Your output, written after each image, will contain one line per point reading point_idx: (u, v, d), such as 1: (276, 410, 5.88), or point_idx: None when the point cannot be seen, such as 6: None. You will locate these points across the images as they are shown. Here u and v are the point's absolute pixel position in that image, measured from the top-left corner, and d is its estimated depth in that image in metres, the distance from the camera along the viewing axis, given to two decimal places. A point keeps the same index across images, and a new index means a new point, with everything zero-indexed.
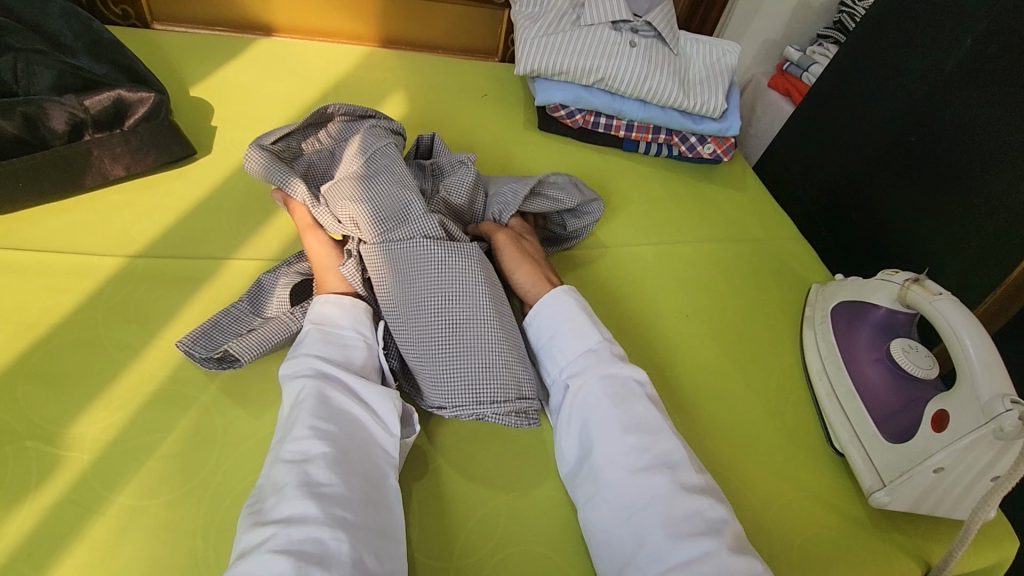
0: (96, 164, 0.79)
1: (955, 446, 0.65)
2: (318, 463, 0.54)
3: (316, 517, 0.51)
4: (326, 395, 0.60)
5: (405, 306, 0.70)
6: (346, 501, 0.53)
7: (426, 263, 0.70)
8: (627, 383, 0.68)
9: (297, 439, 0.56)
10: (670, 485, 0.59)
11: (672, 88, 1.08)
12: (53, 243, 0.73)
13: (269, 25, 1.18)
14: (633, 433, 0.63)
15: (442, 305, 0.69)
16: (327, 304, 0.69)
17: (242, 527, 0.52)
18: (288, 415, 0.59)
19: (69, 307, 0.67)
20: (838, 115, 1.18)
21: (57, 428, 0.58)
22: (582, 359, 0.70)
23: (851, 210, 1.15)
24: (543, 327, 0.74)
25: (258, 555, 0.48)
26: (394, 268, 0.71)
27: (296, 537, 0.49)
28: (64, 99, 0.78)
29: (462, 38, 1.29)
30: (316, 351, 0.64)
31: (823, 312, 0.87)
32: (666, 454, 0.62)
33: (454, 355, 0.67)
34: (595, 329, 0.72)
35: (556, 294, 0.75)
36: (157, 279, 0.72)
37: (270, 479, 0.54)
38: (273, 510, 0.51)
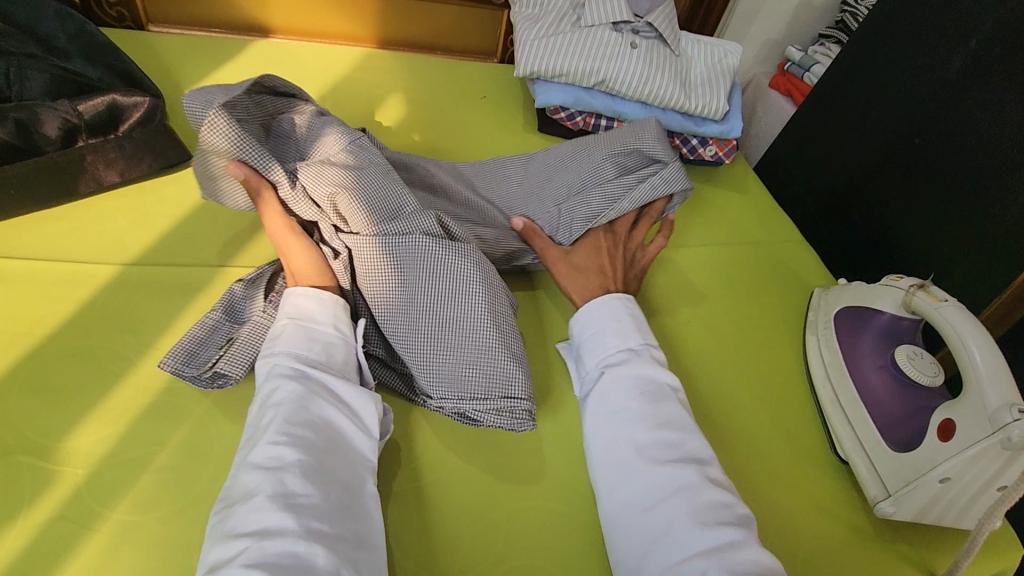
0: (91, 170, 0.78)
1: (962, 456, 0.64)
2: (291, 472, 0.52)
3: (292, 531, 0.49)
4: (302, 398, 0.58)
5: (396, 300, 0.69)
6: (322, 513, 0.52)
7: (418, 256, 0.70)
8: (661, 387, 0.66)
9: (269, 445, 0.54)
10: (698, 478, 0.58)
11: (674, 90, 1.06)
12: (48, 251, 0.72)
13: (266, 27, 1.17)
14: (664, 430, 0.62)
15: (436, 299, 0.69)
16: (303, 299, 0.66)
17: (210, 539, 0.50)
18: (258, 417, 0.57)
19: (63, 316, 0.67)
20: (841, 117, 1.17)
21: (51, 441, 0.57)
22: (618, 356, 0.69)
23: (855, 212, 1.14)
24: (586, 325, 0.73)
25: (228, 569, 0.46)
26: (383, 262, 0.70)
27: (269, 550, 0.47)
28: (58, 104, 0.77)
29: (461, 39, 1.28)
30: (293, 351, 0.62)
31: (826, 317, 0.86)
32: (694, 452, 0.61)
33: (440, 352, 0.67)
34: (637, 333, 0.71)
35: (608, 300, 0.73)
36: (153, 286, 0.71)
37: (239, 487, 0.52)
38: (242, 522, 0.49)
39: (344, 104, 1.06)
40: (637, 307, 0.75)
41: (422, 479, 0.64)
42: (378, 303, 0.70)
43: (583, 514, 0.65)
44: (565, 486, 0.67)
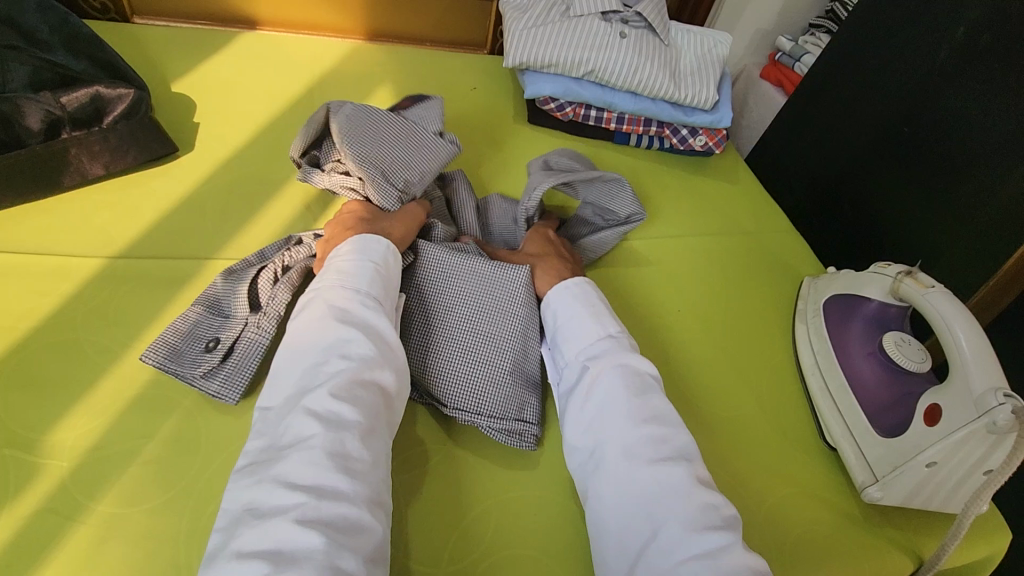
0: (75, 163, 0.77)
1: (949, 440, 0.65)
2: (351, 428, 0.53)
3: (347, 495, 0.50)
4: (376, 347, 0.60)
5: (443, 310, 0.74)
6: (372, 479, 0.52)
7: (469, 273, 0.75)
8: (645, 378, 0.66)
9: (336, 393, 0.55)
10: (688, 477, 0.58)
11: (663, 80, 1.06)
12: (31, 245, 0.71)
13: (253, 19, 1.16)
14: (652, 424, 0.61)
15: (476, 317, 0.73)
16: (384, 250, 0.69)
17: (257, 480, 0.50)
18: (327, 355, 0.58)
19: (48, 309, 0.66)
20: (831, 107, 1.17)
21: (36, 435, 0.57)
22: (598, 345, 0.69)
23: (845, 201, 1.15)
24: (559, 311, 0.74)
25: (281, 522, 0.46)
26: (435, 270, 0.76)
27: (324, 509, 0.48)
28: (40, 96, 0.76)
29: (450, 30, 1.27)
30: (366, 299, 0.63)
31: (815, 305, 0.87)
32: (683, 447, 0.61)
33: (471, 365, 0.70)
34: (610, 321, 0.72)
35: (568, 285, 0.75)
36: (139, 279, 0.71)
37: (298, 429, 0.52)
38: (303, 472, 0.50)
39: (333, 96, 1.05)
40: (602, 294, 0.76)
41: (412, 467, 0.64)
42: (417, 308, 0.74)
43: (574, 503, 0.65)
44: (554, 474, 0.67)
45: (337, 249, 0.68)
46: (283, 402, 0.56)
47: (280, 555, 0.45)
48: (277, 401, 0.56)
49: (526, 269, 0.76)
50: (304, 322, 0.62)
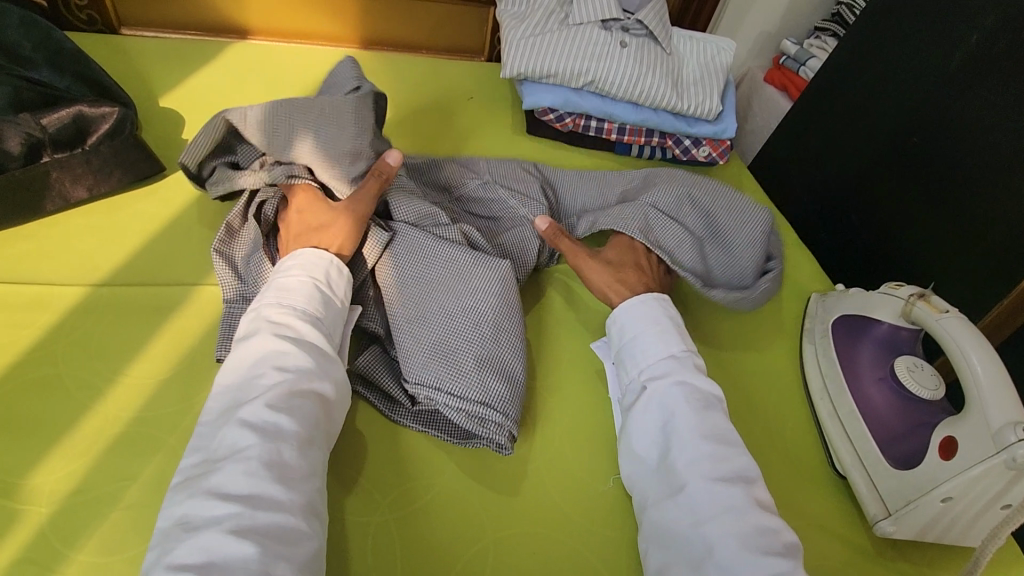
0: (57, 186, 0.74)
1: (964, 476, 0.62)
2: (289, 439, 0.54)
3: (284, 503, 0.50)
4: (312, 359, 0.60)
5: (419, 294, 0.72)
6: (308, 488, 0.53)
7: (442, 252, 0.73)
8: (708, 397, 0.66)
9: (271, 404, 0.55)
10: (746, 497, 0.57)
11: (665, 90, 1.03)
12: (13, 273, 0.69)
13: (244, 28, 1.13)
14: (714, 443, 0.61)
15: (449, 298, 0.71)
16: (326, 263, 0.67)
17: (188, 493, 0.50)
18: (263, 368, 0.58)
19: (28, 343, 0.64)
20: (839, 115, 1.14)
21: (14, 478, 0.55)
22: (663, 363, 0.68)
23: (851, 212, 1.12)
24: (626, 327, 0.72)
25: (213, 533, 0.47)
26: (409, 251, 0.74)
27: (259, 518, 0.48)
28: (19, 118, 0.72)
29: (446, 37, 1.24)
30: (303, 312, 0.63)
31: (823, 324, 0.84)
32: (742, 469, 0.60)
33: (438, 345, 0.68)
34: (682, 338, 0.71)
35: (648, 300, 0.74)
36: (123, 308, 0.69)
37: (230, 439, 0.52)
38: (235, 481, 0.50)
39: None
40: (677, 313, 0.75)
41: (407, 504, 0.62)
42: (391, 288, 0.73)
43: (577, 539, 0.63)
44: (552, 507, 0.65)
45: (280, 265, 0.67)
46: (216, 412, 0.56)
47: (212, 567, 0.45)
48: (210, 411, 0.56)
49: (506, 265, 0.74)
50: (244, 338, 0.61)
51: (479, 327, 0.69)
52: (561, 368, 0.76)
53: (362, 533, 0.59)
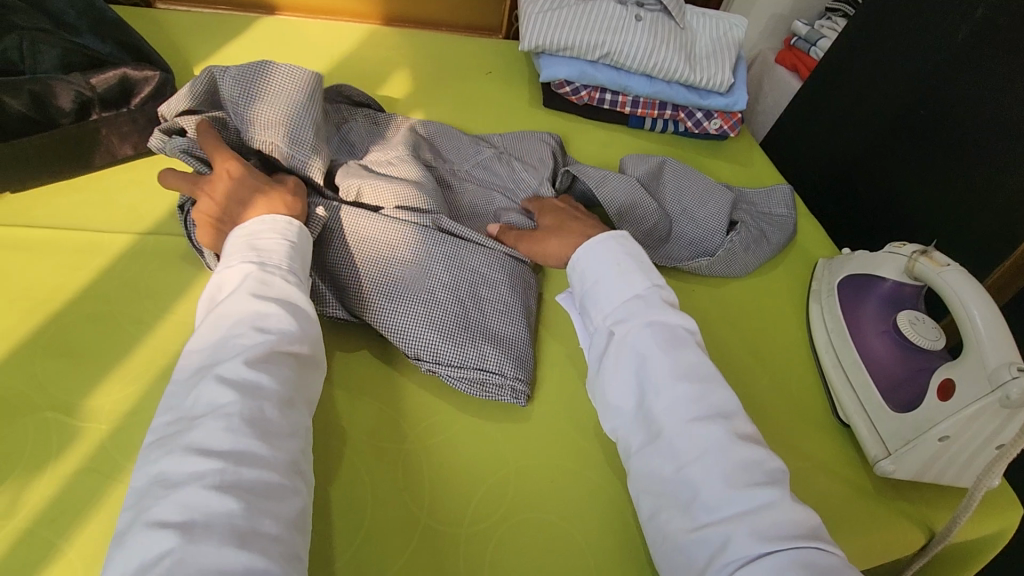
0: (105, 143, 0.78)
1: (960, 415, 0.66)
2: (268, 397, 0.55)
3: (268, 460, 0.51)
4: (293, 324, 0.61)
5: (395, 256, 0.73)
6: (288, 448, 0.54)
7: (408, 227, 0.75)
8: (676, 331, 0.67)
9: (250, 362, 0.55)
10: (725, 433, 0.59)
11: (679, 63, 1.06)
12: (65, 221, 0.74)
13: (272, 4, 1.18)
14: (690, 382, 0.62)
15: (425, 269, 0.73)
16: (298, 231, 0.68)
17: (166, 449, 0.50)
18: (242, 327, 0.58)
19: (82, 284, 0.68)
20: (848, 90, 1.17)
21: (75, 399, 0.59)
22: (626, 305, 0.69)
23: (859, 184, 1.15)
24: (586, 272, 0.73)
25: (194, 489, 0.47)
26: (371, 226, 0.74)
27: (242, 473, 0.49)
28: (71, 77, 0.77)
29: (466, 15, 1.28)
30: (280, 276, 0.63)
31: (829, 285, 0.88)
32: (720, 406, 0.61)
33: (428, 314, 0.70)
34: (642, 273, 0.71)
35: (605, 239, 0.74)
36: (168, 255, 0.73)
37: (207, 397, 0.53)
38: (214, 438, 0.50)
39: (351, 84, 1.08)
40: (636, 245, 0.76)
41: (434, 435, 0.66)
42: (358, 265, 0.72)
43: (594, 472, 0.67)
44: (567, 444, 0.68)
45: (244, 227, 0.66)
46: (191, 373, 0.56)
47: (193, 522, 0.45)
48: (185, 370, 0.56)
49: (486, 253, 0.77)
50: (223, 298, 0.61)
51: (473, 303, 0.73)
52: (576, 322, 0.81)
53: (392, 458, 0.64)
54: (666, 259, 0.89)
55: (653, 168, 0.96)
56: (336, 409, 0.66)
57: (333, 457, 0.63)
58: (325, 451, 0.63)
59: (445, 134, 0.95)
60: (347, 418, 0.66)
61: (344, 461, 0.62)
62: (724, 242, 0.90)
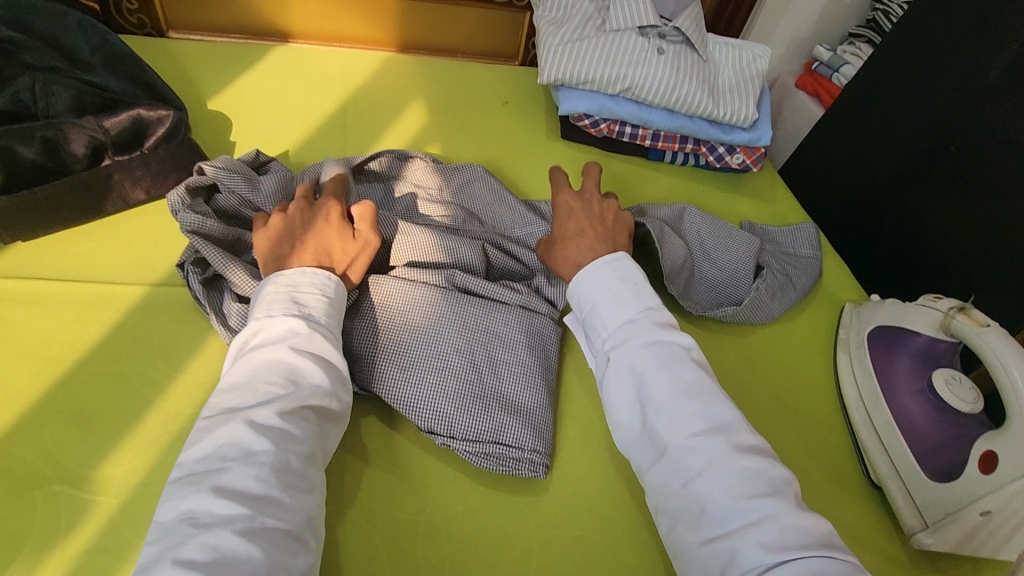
0: (118, 188, 0.76)
1: (1004, 490, 0.63)
2: (298, 449, 0.55)
3: (289, 512, 0.52)
4: (325, 377, 0.60)
5: (410, 319, 0.71)
6: (308, 497, 0.54)
7: (428, 290, 0.74)
8: (673, 348, 0.66)
9: (284, 413, 0.56)
10: (724, 446, 0.59)
11: (702, 97, 1.03)
12: (76, 272, 0.72)
13: (286, 31, 1.16)
14: (687, 398, 0.62)
15: (444, 335, 0.71)
16: (335, 284, 0.67)
17: (192, 486, 0.50)
18: (277, 375, 0.58)
19: (93, 341, 0.66)
20: (874, 124, 1.14)
21: (85, 471, 0.57)
22: (621, 329, 0.69)
23: (884, 221, 1.12)
24: (583, 294, 0.73)
25: (224, 533, 0.47)
26: (393, 291, 0.73)
27: (268, 521, 0.50)
28: (84, 121, 0.74)
29: (482, 41, 1.26)
30: (310, 324, 0.63)
31: (858, 335, 0.86)
32: (718, 418, 0.61)
33: (445, 382, 0.67)
34: (636, 297, 0.70)
35: (603, 261, 0.74)
36: (181, 308, 0.72)
37: (238, 441, 0.53)
38: (247, 483, 0.51)
39: (366, 115, 1.06)
40: (632, 264, 0.74)
41: (453, 503, 0.64)
42: (373, 330, 0.70)
43: (619, 543, 0.64)
44: (591, 510, 0.66)
45: (286, 273, 0.65)
46: (219, 411, 0.56)
47: (219, 564, 0.46)
48: (212, 409, 0.56)
49: (516, 318, 0.75)
50: (257, 343, 0.60)
51: (499, 373, 0.70)
52: None
53: (412, 526, 0.61)
54: (694, 306, 0.86)
55: (677, 216, 0.93)
56: (353, 476, 0.64)
57: (349, 526, 0.61)
58: (342, 522, 0.61)
59: (477, 183, 0.93)
60: (365, 485, 0.64)
61: (362, 530, 0.61)
62: (751, 290, 0.88)
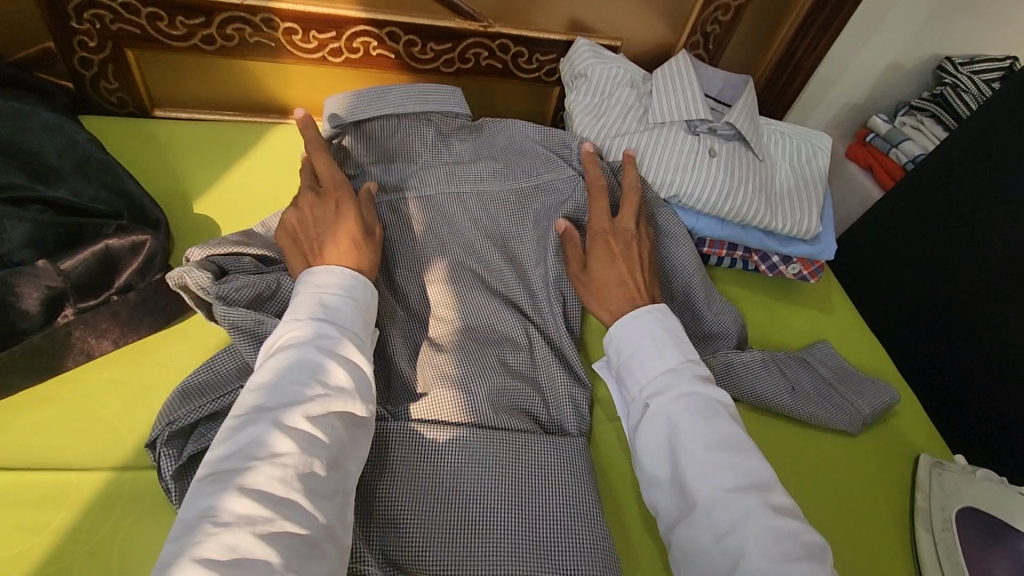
0: (80, 343, 0.66)
1: None
2: (322, 454, 0.53)
3: (311, 518, 0.50)
4: (353, 379, 0.58)
5: (446, 477, 0.67)
6: (330, 503, 0.52)
7: (465, 442, 0.69)
8: (711, 403, 0.63)
9: (311, 416, 0.54)
10: (761, 504, 0.55)
11: (759, 205, 0.90)
12: (25, 455, 0.61)
13: (286, 107, 1.03)
14: (721, 452, 0.59)
15: (483, 494, 0.66)
16: (361, 286, 0.66)
17: (216, 485, 0.49)
18: (306, 375, 0.56)
19: (40, 557, 0.55)
20: (945, 226, 1.02)
21: None
22: (661, 376, 0.66)
23: (956, 333, 0.99)
24: (622, 344, 0.71)
25: (243, 534, 0.46)
26: (426, 445, 0.68)
27: (287, 527, 0.48)
28: (38, 268, 0.65)
29: (505, 113, 1.13)
30: (340, 322, 0.61)
31: (943, 511, 0.75)
32: (755, 474, 0.58)
33: (489, 549, 0.63)
34: (680, 349, 0.68)
35: (644, 314, 0.71)
36: (151, 500, 0.60)
37: (264, 442, 0.51)
38: (270, 486, 0.49)
39: None
40: (675, 319, 0.72)
41: None
42: (410, 493, 0.65)
43: None
44: None
45: (318, 277, 0.64)
46: (247, 410, 0.54)
47: (239, 566, 0.45)
48: (240, 406, 0.54)
49: (558, 480, 0.69)
50: (287, 341, 0.59)
51: (544, 541, 0.64)
52: (641, 562, 0.69)
53: None
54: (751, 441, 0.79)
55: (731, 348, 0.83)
56: None
57: None
58: None
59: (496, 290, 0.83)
60: None
61: None
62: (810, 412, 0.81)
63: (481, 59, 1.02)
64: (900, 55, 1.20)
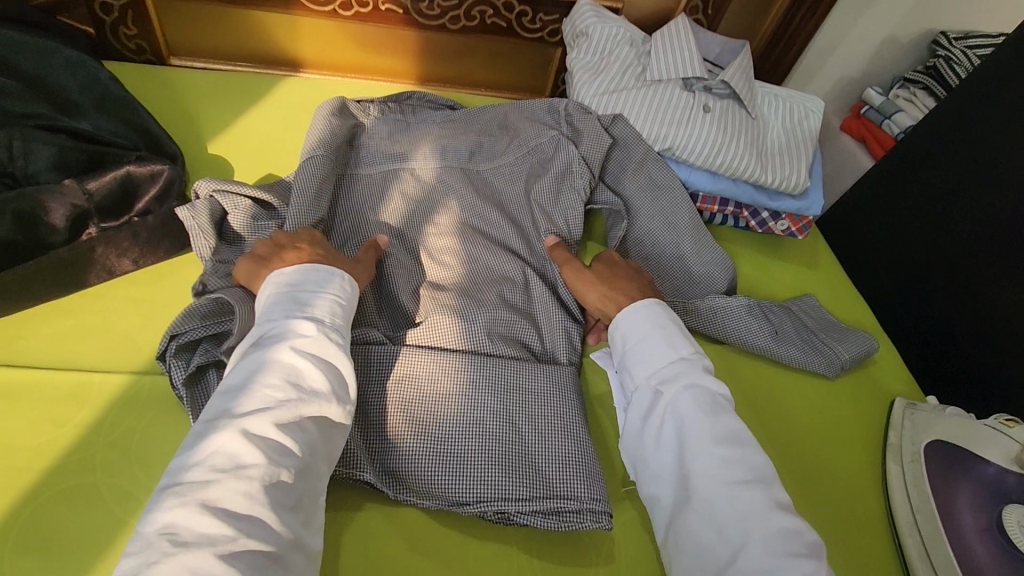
0: (102, 260, 0.70)
1: None
2: (291, 463, 0.51)
3: (274, 531, 0.48)
4: (327, 382, 0.57)
5: (439, 396, 0.70)
6: (294, 515, 0.50)
7: (460, 365, 0.73)
8: (716, 398, 0.65)
9: (280, 424, 0.52)
10: (766, 500, 0.57)
11: (750, 160, 0.94)
12: (50, 357, 0.65)
13: (297, 61, 1.07)
14: (725, 446, 0.60)
15: (473, 415, 0.70)
16: (339, 280, 0.66)
17: (174, 499, 0.46)
18: (278, 379, 0.55)
19: (64, 445, 0.59)
20: (930, 190, 1.05)
21: None
22: (671, 367, 0.68)
23: (939, 294, 1.03)
24: (629, 333, 0.72)
25: (204, 555, 0.43)
26: (421, 365, 0.72)
27: (251, 543, 0.46)
28: (64, 188, 0.69)
29: (509, 75, 1.17)
30: (315, 322, 0.61)
31: (913, 447, 0.79)
32: (759, 470, 0.60)
33: (479, 468, 0.66)
34: (687, 341, 0.71)
35: (645, 305, 0.75)
36: (165, 403, 0.64)
37: (228, 450, 0.49)
38: (233, 501, 0.47)
39: None
40: (677, 316, 0.75)
41: None
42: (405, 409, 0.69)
43: None
44: None
45: (289, 278, 0.64)
46: (213, 416, 0.52)
47: None
48: (207, 412, 0.52)
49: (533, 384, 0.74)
50: (260, 345, 0.58)
51: (526, 434, 0.70)
52: (624, 483, 0.73)
53: None
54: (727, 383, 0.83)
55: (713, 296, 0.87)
56: None
57: None
58: None
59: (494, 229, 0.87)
60: None
61: None
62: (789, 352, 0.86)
63: (487, 17, 1.05)
64: (895, 28, 1.22)
